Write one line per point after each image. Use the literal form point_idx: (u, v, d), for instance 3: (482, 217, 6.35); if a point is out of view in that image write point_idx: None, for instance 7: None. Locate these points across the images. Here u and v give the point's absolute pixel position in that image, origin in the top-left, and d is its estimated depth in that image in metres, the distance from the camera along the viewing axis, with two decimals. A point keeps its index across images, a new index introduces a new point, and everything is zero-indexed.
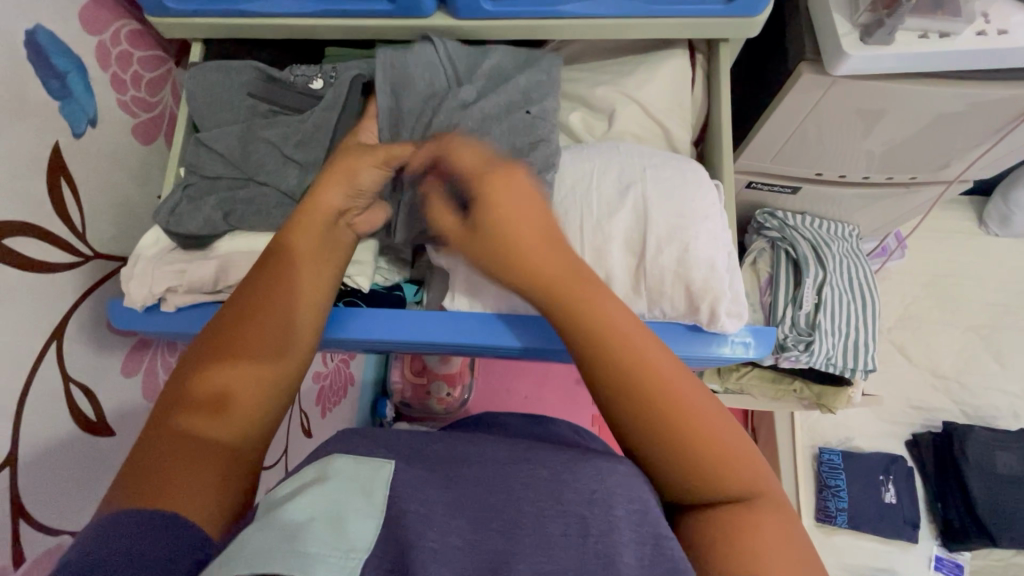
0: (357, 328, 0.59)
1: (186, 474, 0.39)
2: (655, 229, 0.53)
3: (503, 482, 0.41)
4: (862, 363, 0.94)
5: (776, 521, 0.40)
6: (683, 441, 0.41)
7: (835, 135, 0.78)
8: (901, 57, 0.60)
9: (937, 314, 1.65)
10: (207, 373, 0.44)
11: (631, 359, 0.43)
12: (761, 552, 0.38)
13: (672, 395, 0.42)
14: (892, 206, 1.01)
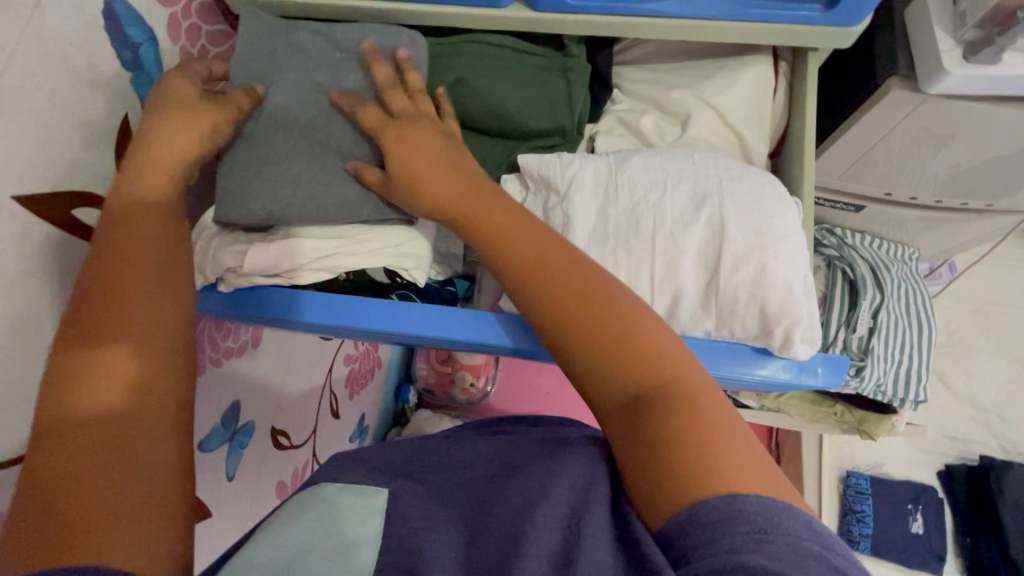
0: (343, 313, 0.57)
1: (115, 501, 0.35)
2: (727, 247, 0.51)
3: (496, 488, 0.41)
4: (913, 393, 0.91)
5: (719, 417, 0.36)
6: (615, 365, 0.39)
7: (911, 156, 0.74)
8: (1005, 79, 0.56)
9: (985, 344, 1.59)
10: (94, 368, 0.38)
11: (562, 297, 0.42)
12: (701, 458, 0.34)
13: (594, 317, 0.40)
14: (958, 232, 0.97)
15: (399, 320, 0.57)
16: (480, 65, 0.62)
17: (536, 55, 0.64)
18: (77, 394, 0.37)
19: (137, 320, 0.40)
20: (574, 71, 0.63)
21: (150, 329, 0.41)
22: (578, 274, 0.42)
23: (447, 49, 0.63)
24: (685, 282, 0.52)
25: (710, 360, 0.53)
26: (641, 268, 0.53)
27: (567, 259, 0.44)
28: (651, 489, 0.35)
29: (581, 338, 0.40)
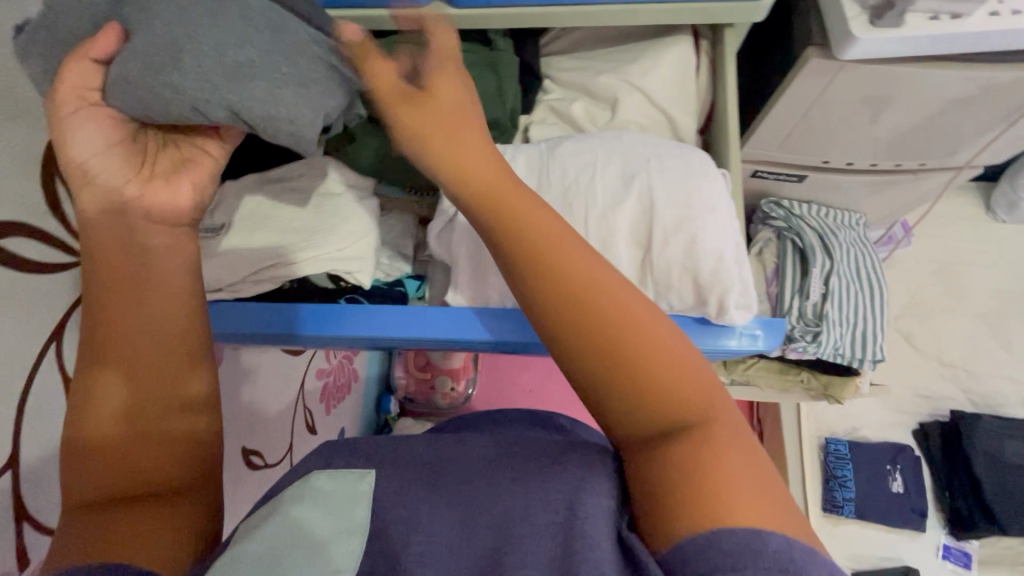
0: (349, 323, 0.58)
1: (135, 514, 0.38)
2: (657, 222, 0.53)
3: (492, 484, 0.41)
4: (871, 352, 0.93)
5: (744, 452, 0.36)
6: (638, 386, 0.37)
7: (844, 122, 0.76)
8: (912, 39, 0.59)
9: (946, 302, 1.63)
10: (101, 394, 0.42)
11: (590, 321, 0.38)
12: (728, 492, 0.34)
13: (625, 337, 0.38)
14: (900, 194, 1.00)
15: (393, 330, 0.58)
16: None
17: (464, 51, 0.64)
18: (94, 411, 0.42)
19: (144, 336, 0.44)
20: (502, 64, 0.64)
21: (148, 344, 0.44)
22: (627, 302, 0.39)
23: None
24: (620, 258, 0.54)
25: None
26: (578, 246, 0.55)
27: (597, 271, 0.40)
28: (665, 513, 0.35)
29: (618, 358, 0.38)
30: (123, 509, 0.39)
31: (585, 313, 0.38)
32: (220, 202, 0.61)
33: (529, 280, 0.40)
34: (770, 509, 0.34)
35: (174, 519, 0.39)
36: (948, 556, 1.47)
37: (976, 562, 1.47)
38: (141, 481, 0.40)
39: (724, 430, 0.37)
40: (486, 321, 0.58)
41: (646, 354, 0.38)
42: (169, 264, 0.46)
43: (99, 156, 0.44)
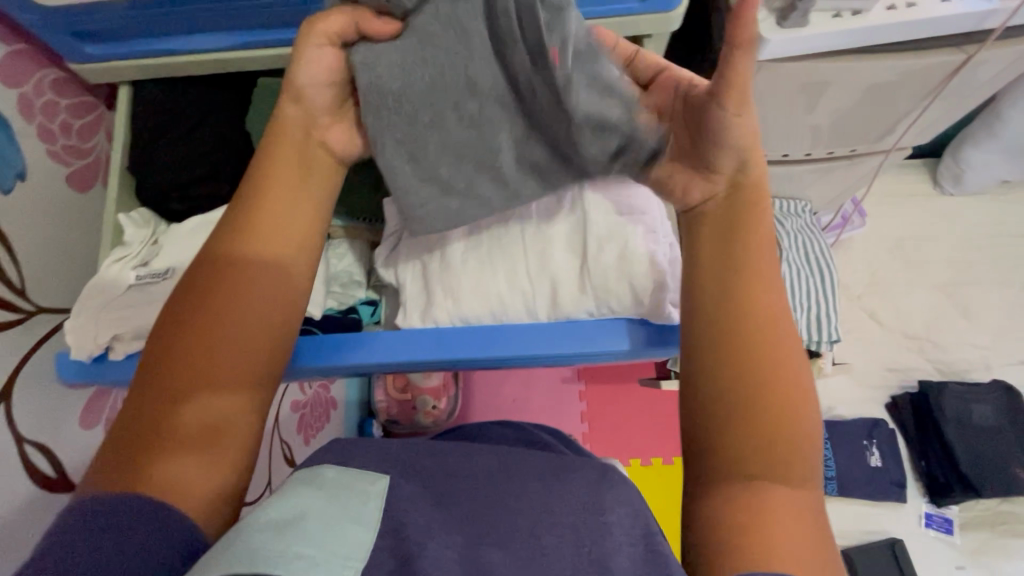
0: (341, 352, 0.59)
1: (179, 475, 0.42)
2: (598, 245, 0.58)
3: (498, 495, 0.47)
4: (826, 334, 0.96)
5: (806, 516, 0.41)
6: (752, 430, 0.43)
7: (772, 117, 0.80)
8: (818, 37, 0.62)
9: (904, 277, 1.69)
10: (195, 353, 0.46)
11: (758, 369, 0.45)
12: (787, 543, 0.40)
13: (761, 389, 0.44)
14: (839, 179, 1.04)
15: (387, 353, 0.59)
16: None
17: None
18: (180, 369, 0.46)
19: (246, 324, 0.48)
20: None
21: (250, 334, 0.48)
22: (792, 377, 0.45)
23: None
24: (560, 272, 0.59)
25: (591, 334, 0.59)
26: (515, 263, 0.61)
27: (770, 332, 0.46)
28: (743, 545, 0.40)
29: (757, 401, 0.44)
30: (170, 466, 0.42)
31: (745, 365, 0.45)
32: (165, 248, 0.63)
33: (725, 316, 0.47)
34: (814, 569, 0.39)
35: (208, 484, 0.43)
36: (930, 523, 1.51)
37: (957, 526, 1.51)
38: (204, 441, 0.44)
39: (793, 500, 0.42)
40: (465, 341, 0.59)
41: (774, 414, 0.44)
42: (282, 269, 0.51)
43: (318, 84, 0.54)
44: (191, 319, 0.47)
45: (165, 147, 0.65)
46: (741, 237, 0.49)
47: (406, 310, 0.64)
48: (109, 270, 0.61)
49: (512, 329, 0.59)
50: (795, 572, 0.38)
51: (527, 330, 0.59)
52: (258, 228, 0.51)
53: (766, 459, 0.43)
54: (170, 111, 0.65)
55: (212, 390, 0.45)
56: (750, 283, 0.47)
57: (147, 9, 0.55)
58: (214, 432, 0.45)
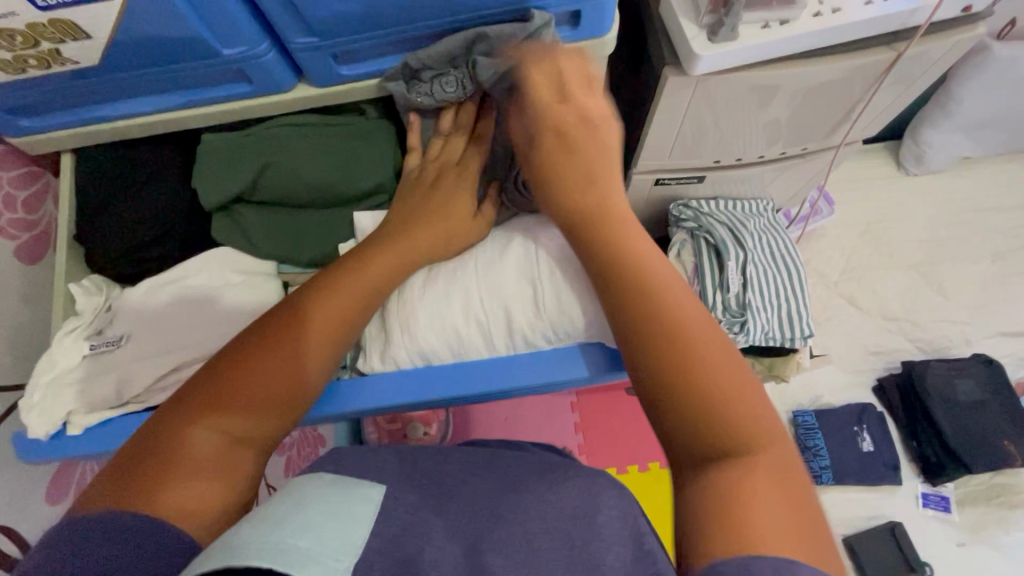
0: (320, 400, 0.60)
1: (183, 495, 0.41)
2: (546, 274, 0.61)
3: (494, 510, 0.46)
4: (799, 331, 0.98)
5: (786, 478, 0.41)
6: (693, 409, 0.44)
7: (720, 123, 0.81)
8: (748, 49, 0.63)
9: (877, 260, 1.71)
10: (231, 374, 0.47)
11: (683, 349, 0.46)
12: (760, 525, 0.38)
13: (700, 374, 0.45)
14: (797, 176, 1.05)
15: (364, 397, 0.61)
16: (284, 150, 0.64)
17: (339, 123, 0.67)
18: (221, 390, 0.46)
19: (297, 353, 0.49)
20: (378, 131, 0.67)
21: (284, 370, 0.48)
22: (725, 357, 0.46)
23: (252, 138, 0.65)
24: (513, 301, 0.62)
25: (545, 368, 0.61)
26: (470, 294, 0.62)
27: (696, 318, 0.48)
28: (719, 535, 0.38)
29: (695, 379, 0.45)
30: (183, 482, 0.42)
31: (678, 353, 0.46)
32: (119, 313, 0.62)
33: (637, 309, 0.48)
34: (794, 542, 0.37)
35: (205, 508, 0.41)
36: (928, 503, 1.51)
37: (954, 503, 1.52)
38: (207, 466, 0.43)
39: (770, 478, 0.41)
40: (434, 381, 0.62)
41: (716, 392, 0.44)
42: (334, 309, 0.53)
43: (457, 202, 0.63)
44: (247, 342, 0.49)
45: (114, 213, 0.64)
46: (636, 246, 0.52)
47: (366, 351, 0.64)
48: (63, 342, 0.60)
49: (472, 367, 0.62)
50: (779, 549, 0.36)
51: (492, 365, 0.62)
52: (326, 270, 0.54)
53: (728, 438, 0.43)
54: (116, 177, 0.65)
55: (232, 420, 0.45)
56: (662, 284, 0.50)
57: (78, 81, 0.55)
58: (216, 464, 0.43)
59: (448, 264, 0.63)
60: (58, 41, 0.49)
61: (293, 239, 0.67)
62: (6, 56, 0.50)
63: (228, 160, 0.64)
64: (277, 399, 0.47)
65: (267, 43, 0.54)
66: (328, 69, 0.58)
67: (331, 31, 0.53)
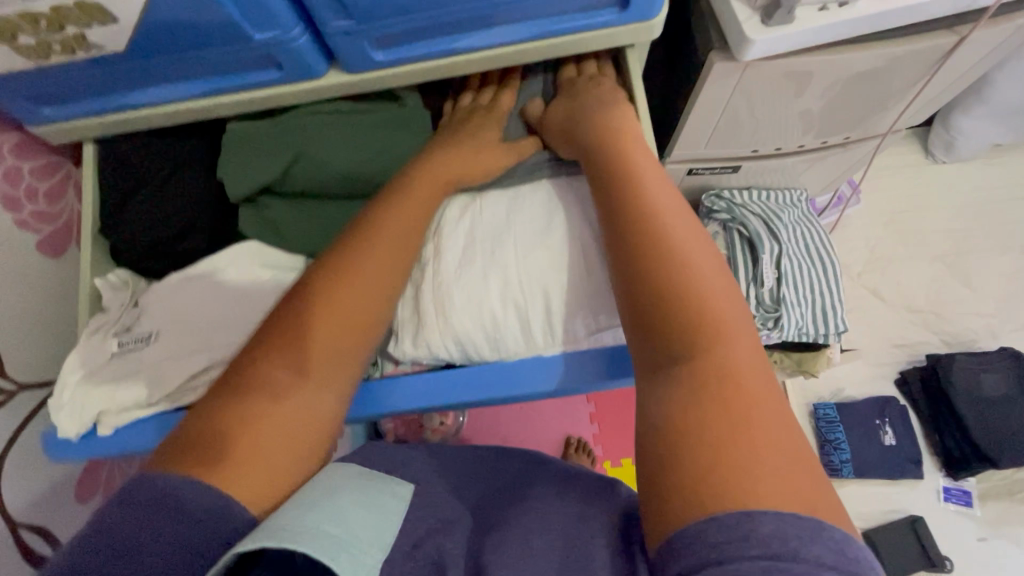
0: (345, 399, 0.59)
1: (226, 451, 0.42)
2: (586, 265, 0.59)
3: (499, 517, 0.45)
4: (833, 326, 0.95)
5: (780, 446, 0.37)
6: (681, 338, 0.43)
7: (761, 111, 0.77)
8: (805, 32, 0.60)
9: (903, 251, 1.67)
10: (272, 335, 0.49)
11: (665, 280, 0.45)
12: (731, 470, 0.36)
13: (669, 291, 0.45)
14: (834, 165, 1.02)
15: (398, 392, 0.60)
16: (314, 137, 0.62)
17: (371, 109, 0.64)
18: (275, 349, 0.48)
19: (335, 307, 0.50)
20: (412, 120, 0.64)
21: (321, 333, 0.49)
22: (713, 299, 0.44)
23: (280, 122, 0.62)
24: (553, 287, 0.59)
25: (585, 368, 0.58)
26: (508, 279, 0.60)
27: (685, 250, 0.47)
28: (688, 470, 0.37)
29: (674, 312, 0.44)
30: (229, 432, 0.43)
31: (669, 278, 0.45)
32: (146, 310, 0.60)
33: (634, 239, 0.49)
34: (769, 495, 0.34)
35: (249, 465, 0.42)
36: (950, 497, 1.50)
37: (976, 498, 1.50)
38: (251, 423, 0.44)
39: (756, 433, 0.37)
40: (467, 379, 0.60)
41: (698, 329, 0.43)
42: (366, 274, 0.52)
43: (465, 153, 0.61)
44: (299, 301, 0.50)
45: (137, 204, 0.62)
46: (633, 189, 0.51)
47: (399, 336, 0.61)
48: (90, 339, 0.59)
49: (510, 362, 0.60)
50: (748, 502, 0.34)
51: (525, 363, 0.59)
52: (373, 236, 0.54)
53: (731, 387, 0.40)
54: (139, 167, 0.62)
55: (267, 381, 0.46)
56: (632, 214, 0.50)
57: (102, 66, 0.52)
58: (238, 422, 0.44)
59: (488, 256, 0.61)
60: (83, 24, 0.46)
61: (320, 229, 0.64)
62: (29, 41, 0.47)
63: (254, 144, 0.62)
64: (308, 353, 0.48)
65: (299, 28, 0.51)
66: (362, 54, 0.55)
67: (368, 13, 0.50)
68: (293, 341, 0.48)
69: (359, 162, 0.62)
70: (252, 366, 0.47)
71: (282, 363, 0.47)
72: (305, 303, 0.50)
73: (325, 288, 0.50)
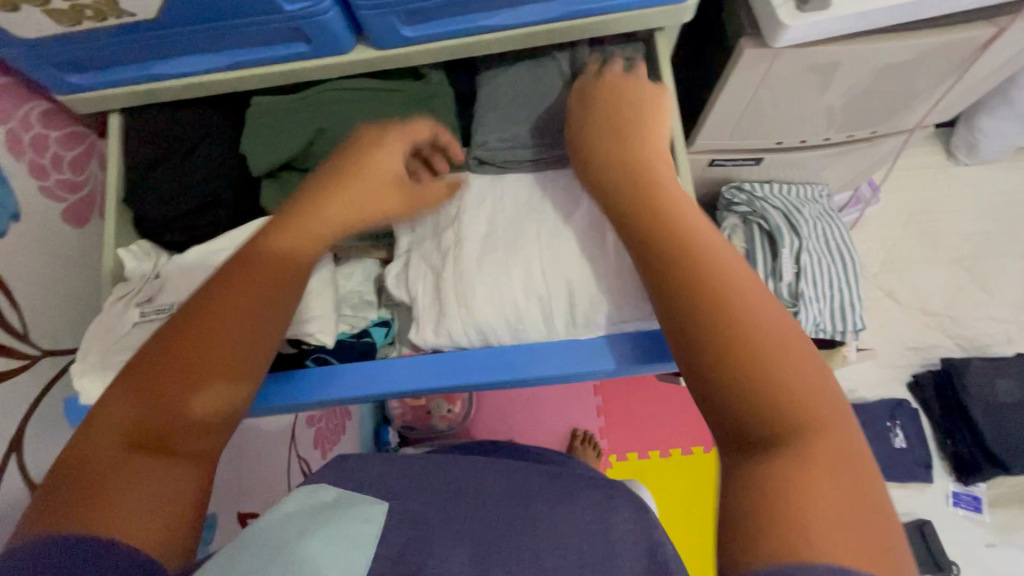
0: (360, 380, 0.59)
1: (112, 493, 0.38)
2: (609, 251, 0.58)
3: (494, 513, 0.45)
4: (851, 324, 0.94)
5: (855, 486, 0.32)
6: (728, 361, 0.37)
7: (788, 102, 0.76)
8: (840, 19, 0.58)
9: (920, 253, 1.65)
10: (165, 352, 0.42)
11: (702, 292, 0.40)
12: (811, 515, 0.31)
13: (702, 308, 0.40)
14: (857, 161, 1.00)
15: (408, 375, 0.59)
16: (339, 114, 0.61)
17: (397, 88, 0.64)
18: (160, 369, 0.42)
19: (238, 310, 0.45)
20: (437, 99, 0.63)
21: (219, 339, 0.43)
22: (757, 313, 0.39)
23: (305, 100, 0.62)
24: (572, 274, 0.59)
25: (604, 355, 0.57)
26: (530, 266, 0.59)
27: (720, 258, 0.42)
28: (761, 517, 0.32)
29: (705, 332, 0.39)
30: (116, 470, 0.39)
31: (701, 291, 0.40)
32: (168, 280, 0.60)
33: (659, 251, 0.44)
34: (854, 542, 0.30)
35: (132, 503, 0.38)
36: (958, 502, 1.49)
37: (986, 504, 1.49)
38: (133, 458, 0.39)
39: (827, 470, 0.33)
40: (454, 364, 0.59)
41: (748, 350, 0.37)
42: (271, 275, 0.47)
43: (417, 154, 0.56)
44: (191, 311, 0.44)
45: (161, 176, 0.62)
46: (655, 197, 0.47)
47: (418, 323, 0.61)
48: (114, 309, 0.59)
49: (527, 348, 0.59)
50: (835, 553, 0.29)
51: (523, 349, 0.59)
52: (286, 236, 0.49)
53: (787, 409, 0.35)
54: (162, 139, 0.62)
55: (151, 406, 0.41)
56: (662, 223, 0.45)
57: (131, 35, 0.52)
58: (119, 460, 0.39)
59: (511, 240, 0.61)
60: None
61: None
62: (62, 5, 0.47)
63: (276, 121, 0.62)
64: (205, 362, 0.42)
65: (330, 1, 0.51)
66: (391, 30, 0.55)
67: None
68: (173, 355, 0.42)
69: None
70: (140, 390, 0.42)
71: (165, 383, 0.41)
72: (199, 308, 0.44)
73: (227, 291, 0.45)
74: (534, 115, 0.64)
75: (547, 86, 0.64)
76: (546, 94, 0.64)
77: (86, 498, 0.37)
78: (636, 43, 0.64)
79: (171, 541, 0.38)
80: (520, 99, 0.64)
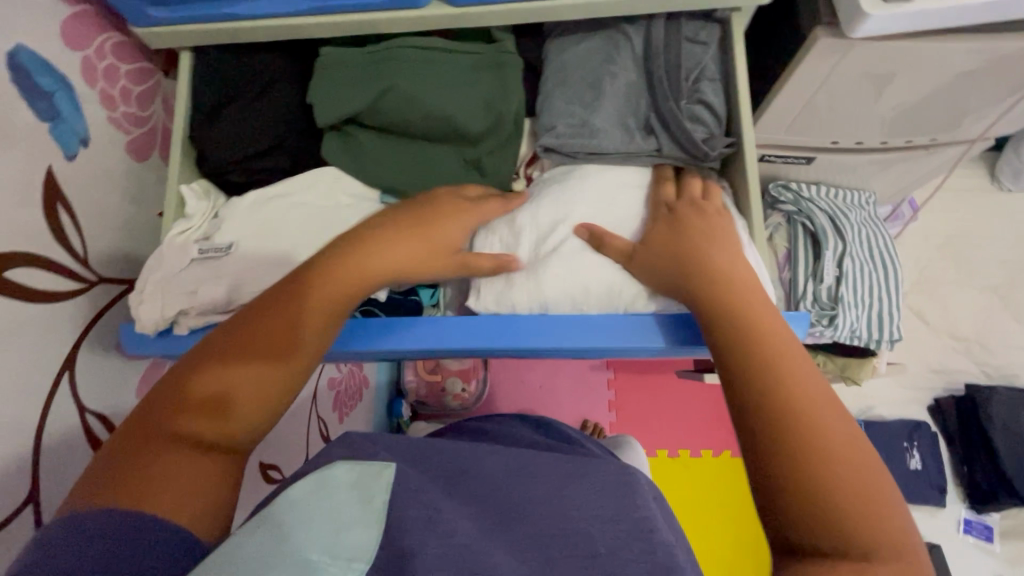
0: (406, 334, 0.58)
1: (151, 472, 0.41)
2: None
3: (507, 484, 0.44)
4: (887, 334, 0.92)
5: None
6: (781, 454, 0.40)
7: (852, 100, 0.75)
8: (924, 14, 0.57)
9: (954, 276, 1.62)
10: (200, 368, 0.46)
11: (765, 389, 0.43)
12: None
13: (767, 395, 0.42)
14: (908, 171, 0.99)
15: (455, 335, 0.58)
16: (410, 73, 0.62)
17: (466, 51, 0.63)
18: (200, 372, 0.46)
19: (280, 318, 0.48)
20: (506, 65, 0.63)
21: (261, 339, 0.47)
22: (813, 409, 0.41)
23: (377, 56, 0.62)
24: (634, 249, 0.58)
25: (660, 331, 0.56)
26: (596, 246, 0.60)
27: (779, 350, 0.45)
28: None
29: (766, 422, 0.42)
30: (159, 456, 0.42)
31: (761, 374, 0.43)
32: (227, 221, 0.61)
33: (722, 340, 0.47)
34: None
35: (171, 484, 0.41)
36: (969, 529, 1.47)
37: (997, 533, 1.47)
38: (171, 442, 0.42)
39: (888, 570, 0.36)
40: (488, 329, 0.57)
41: (811, 445, 0.40)
42: (320, 299, 0.49)
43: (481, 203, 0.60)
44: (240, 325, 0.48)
45: (226, 118, 0.63)
46: (719, 286, 0.50)
47: (479, 289, 0.62)
48: (172, 243, 0.60)
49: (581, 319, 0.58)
50: None
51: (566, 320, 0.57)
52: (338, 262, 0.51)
53: (852, 507, 0.38)
54: (230, 81, 0.63)
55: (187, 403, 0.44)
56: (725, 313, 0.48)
57: None
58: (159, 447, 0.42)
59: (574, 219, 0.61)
60: None
61: (404, 169, 0.65)
62: None
63: (347, 77, 0.62)
64: (250, 360, 0.46)
65: None
66: None
67: None
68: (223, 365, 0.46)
69: (449, 101, 0.62)
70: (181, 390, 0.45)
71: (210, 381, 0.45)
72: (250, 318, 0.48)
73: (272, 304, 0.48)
74: (602, 96, 0.64)
75: (616, 69, 0.65)
76: (616, 79, 0.64)
77: (127, 482, 0.40)
78: (714, 22, 0.63)
79: (205, 519, 0.41)
80: (589, 80, 0.65)
